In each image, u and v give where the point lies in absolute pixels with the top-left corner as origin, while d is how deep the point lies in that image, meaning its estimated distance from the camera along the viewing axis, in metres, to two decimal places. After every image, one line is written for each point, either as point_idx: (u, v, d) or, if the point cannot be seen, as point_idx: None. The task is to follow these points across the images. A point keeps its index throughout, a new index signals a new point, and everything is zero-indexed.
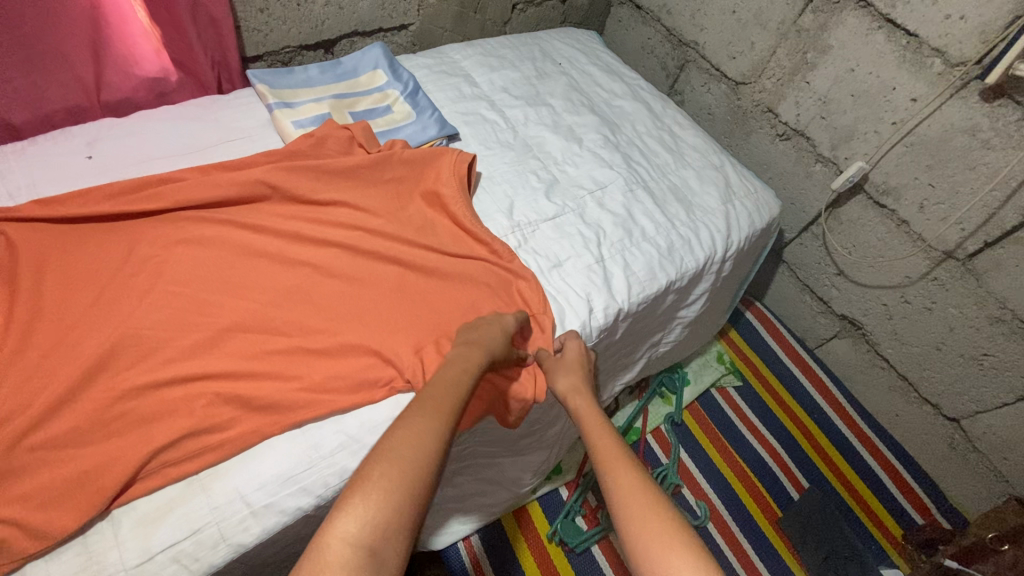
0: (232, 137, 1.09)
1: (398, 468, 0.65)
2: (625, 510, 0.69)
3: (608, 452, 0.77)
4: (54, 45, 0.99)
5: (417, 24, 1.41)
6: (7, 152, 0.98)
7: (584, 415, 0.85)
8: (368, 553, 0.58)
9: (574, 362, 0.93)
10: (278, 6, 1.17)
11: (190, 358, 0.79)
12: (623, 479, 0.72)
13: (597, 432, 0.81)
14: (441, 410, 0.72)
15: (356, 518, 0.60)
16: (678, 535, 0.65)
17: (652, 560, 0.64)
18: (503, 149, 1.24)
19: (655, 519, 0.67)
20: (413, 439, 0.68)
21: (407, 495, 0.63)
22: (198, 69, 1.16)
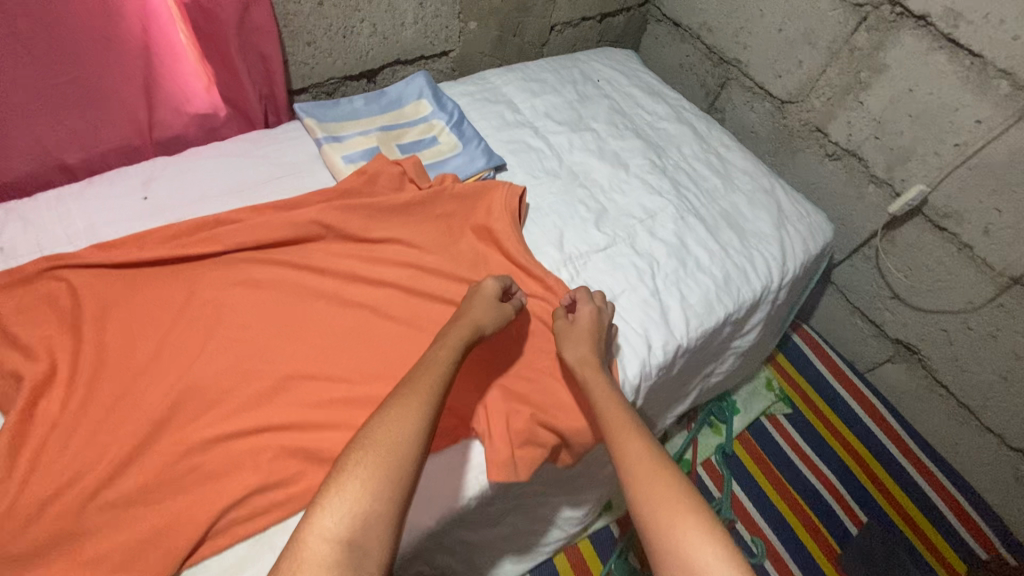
0: (282, 174, 1.09)
1: (378, 459, 0.65)
2: (635, 480, 0.71)
3: (618, 424, 0.78)
4: (109, 86, 1.01)
5: (457, 50, 1.39)
6: (64, 194, 0.97)
7: (592, 385, 0.83)
8: (345, 544, 0.60)
9: (585, 330, 0.89)
10: (324, 39, 1.15)
11: (254, 410, 0.78)
12: (631, 450, 0.74)
13: (606, 404, 0.81)
14: (423, 392, 0.71)
15: (332, 512, 0.61)
16: (684, 503, 0.68)
17: (661, 527, 0.66)
18: (549, 178, 1.22)
19: (664, 487, 0.69)
20: (390, 429, 0.67)
21: (382, 484, 0.64)
22: (247, 105, 1.16)
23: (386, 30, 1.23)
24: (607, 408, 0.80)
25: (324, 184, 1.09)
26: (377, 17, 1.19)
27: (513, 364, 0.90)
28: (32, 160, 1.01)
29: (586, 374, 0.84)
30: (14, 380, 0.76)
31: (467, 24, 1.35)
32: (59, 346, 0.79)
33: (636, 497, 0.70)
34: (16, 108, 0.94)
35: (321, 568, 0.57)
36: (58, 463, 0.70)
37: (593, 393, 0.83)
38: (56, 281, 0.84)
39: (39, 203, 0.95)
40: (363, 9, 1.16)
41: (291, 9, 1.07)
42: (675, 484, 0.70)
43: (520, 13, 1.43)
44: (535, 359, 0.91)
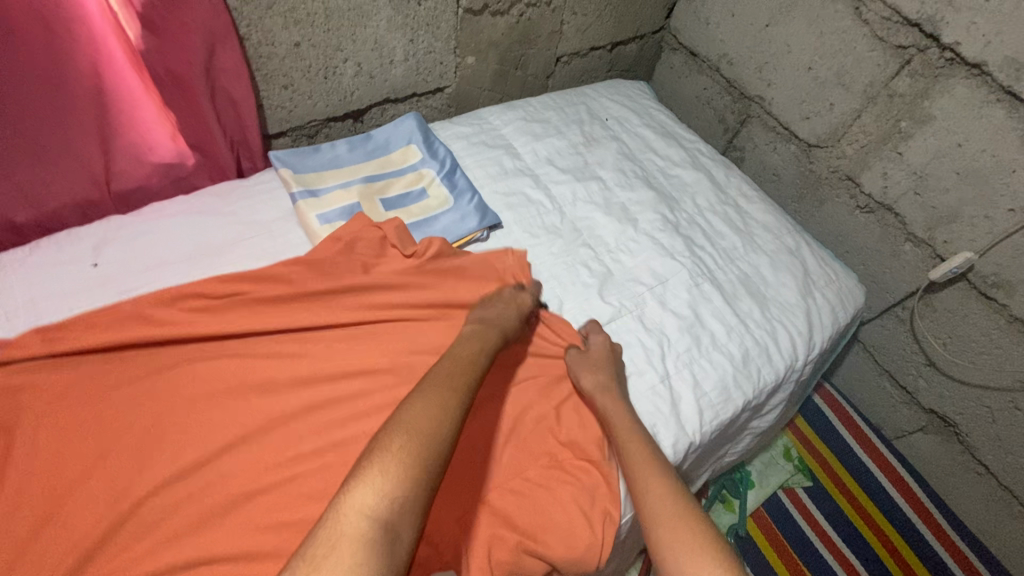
0: (251, 234, 0.98)
1: (415, 441, 0.62)
2: (658, 518, 0.71)
3: (642, 459, 0.78)
4: (56, 136, 0.89)
5: (453, 86, 1.28)
6: (4, 263, 0.88)
7: (613, 413, 0.83)
8: (379, 525, 0.55)
9: (601, 356, 0.89)
10: (303, 81, 1.04)
11: (196, 536, 0.67)
12: (654, 487, 0.74)
13: (626, 436, 0.80)
14: (453, 383, 0.71)
15: (372, 489, 0.57)
16: (708, 543, 0.68)
17: (682, 572, 0.66)
18: (550, 237, 1.10)
19: (688, 528, 0.69)
20: (424, 414, 0.65)
21: (417, 464, 0.60)
22: (216, 153, 1.04)
23: (373, 69, 1.11)
24: (629, 442, 0.80)
25: (299, 248, 0.99)
26: (362, 56, 1.07)
27: (500, 472, 0.78)
28: None
29: (608, 405, 0.83)
30: None
31: (464, 59, 1.23)
32: None
33: (659, 537, 0.70)
34: None
35: (352, 545, 0.53)
36: None
37: (615, 425, 0.82)
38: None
39: None
40: (346, 48, 1.04)
41: (263, 51, 0.96)
42: (698, 524, 0.70)
43: (523, 45, 1.30)
44: (524, 466, 0.80)
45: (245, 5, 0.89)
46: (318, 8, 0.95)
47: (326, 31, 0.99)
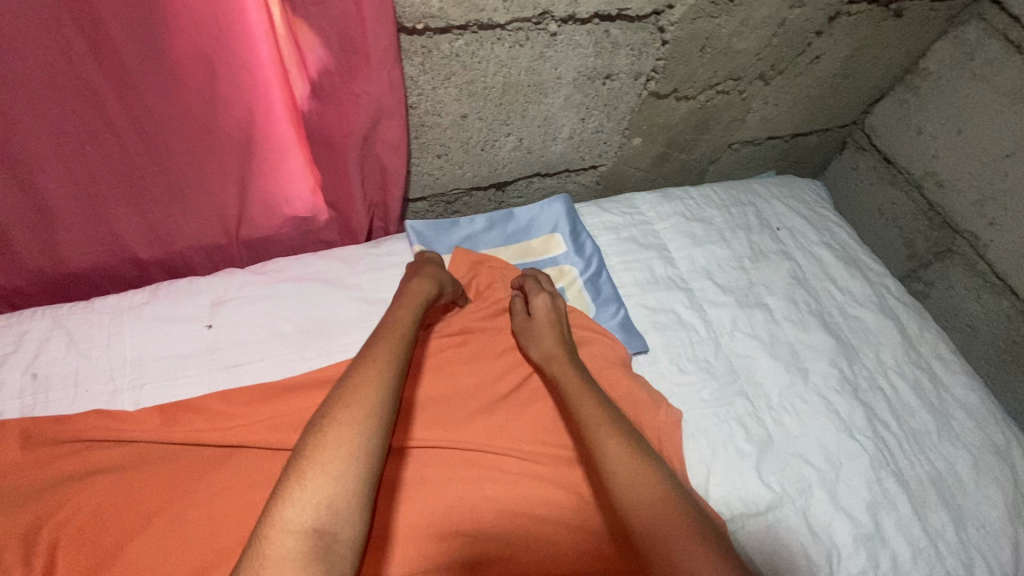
0: (372, 317, 0.87)
1: (352, 428, 0.57)
2: (620, 483, 0.66)
3: (594, 419, 0.72)
4: (197, 180, 0.83)
5: (609, 165, 1.11)
6: (122, 307, 0.81)
7: (564, 384, 0.77)
8: (317, 530, 0.51)
9: (548, 314, 0.85)
10: (460, 151, 0.92)
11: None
12: (619, 454, 0.68)
13: (579, 398, 0.75)
14: (390, 353, 0.67)
15: (296, 501, 0.52)
16: (675, 509, 0.64)
17: (657, 538, 0.62)
18: (702, 377, 0.90)
19: (649, 492, 0.65)
20: (357, 394, 0.61)
21: (354, 454, 0.56)
22: (351, 214, 0.93)
23: (534, 144, 0.97)
24: (582, 401, 0.74)
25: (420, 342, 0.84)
26: (526, 131, 0.94)
27: None
28: (99, 253, 0.85)
29: (563, 369, 0.79)
30: None
31: (631, 140, 1.07)
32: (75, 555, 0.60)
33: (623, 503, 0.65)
34: (90, 198, 0.79)
35: (288, 565, 0.48)
36: None
37: (570, 388, 0.76)
38: (83, 459, 0.67)
39: (93, 314, 0.80)
40: (512, 123, 0.91)
41: (428, 120, 0.84)
42: (654, 481, 0.66)
43: (698, 131, 1.12)
44: None
45: (423, 74, 0.77)
46: (496, 82, 0.82)
47: (497, 105, 0.86)
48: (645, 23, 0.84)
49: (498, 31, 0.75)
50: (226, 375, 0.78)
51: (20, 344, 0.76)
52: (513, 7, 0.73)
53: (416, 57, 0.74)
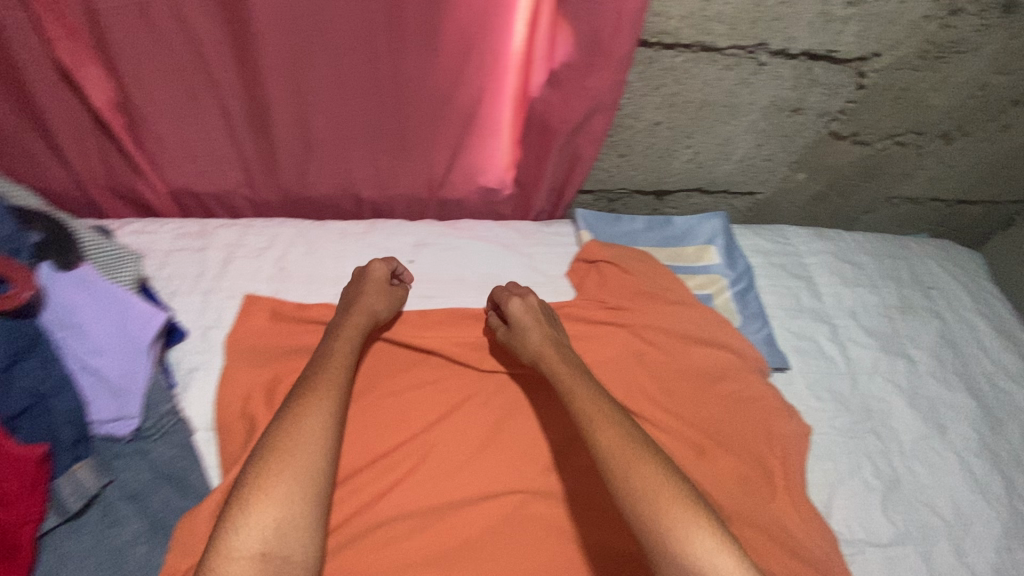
0: (540, 284, 0.97)
1: (300, 451, 0.60)
2: (620, 464, 0.62)
3: (589, 403, 0.69)
4: (424, 140, 0.99)
5: (766, 195, 1.16)
6: (347, 232, 0.97)
7: (558, 376, 0.74)
8: (266, 556, 0.54)
9: (527, 317, 0.82)
10: (641, 155, 1.01)
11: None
12: (614, 437, 0.65)
13: (570, 382, 0.73)
14: (335, 381, 0.68)
15: (242, 528, 0.55)
16: (681, 494, 0.60)
17: (662, 527, 0.57)
18: (837, 407, 0.92)
19: (647, 475, 0.61)
20: (302, 421, 0.63)
21: (304, 477, 0.59)
22: (534, 192, 1.05)
23: (706, 161, 1.05)
24: (575, 386, 0.72)
25: (577, 315, 0.91)
26: (704, 147, 1.01)
27: None
28: (332, 185, 1.03)
29: (551, 362, 0.76)
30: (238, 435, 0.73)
31: (796, 174, 1.11)
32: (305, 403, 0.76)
33: (623, 489, 0.61)
34: (344, 139, 0.97)
35: None
36: None
37: (560, 377, 0.74)
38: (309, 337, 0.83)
39: (324, 231, 0.96)
40: (695, 137, 0.99)
41: (626, 122, 0.94)
42: (658, 466, 0.62)
43: (863, 178, 1.15)
44: None
45: (639, 82, 0.88)
46: (696, 98, 0.91)
47: (689, 119, 0.95)
48: (847, 66, 0.90)
49: (715, 54, 0.84)
50: (419, 303, 0.92)
51: (270, 242, 0.93)
52: (737, 35, 0.82)
53: (640, 66, 0.85)
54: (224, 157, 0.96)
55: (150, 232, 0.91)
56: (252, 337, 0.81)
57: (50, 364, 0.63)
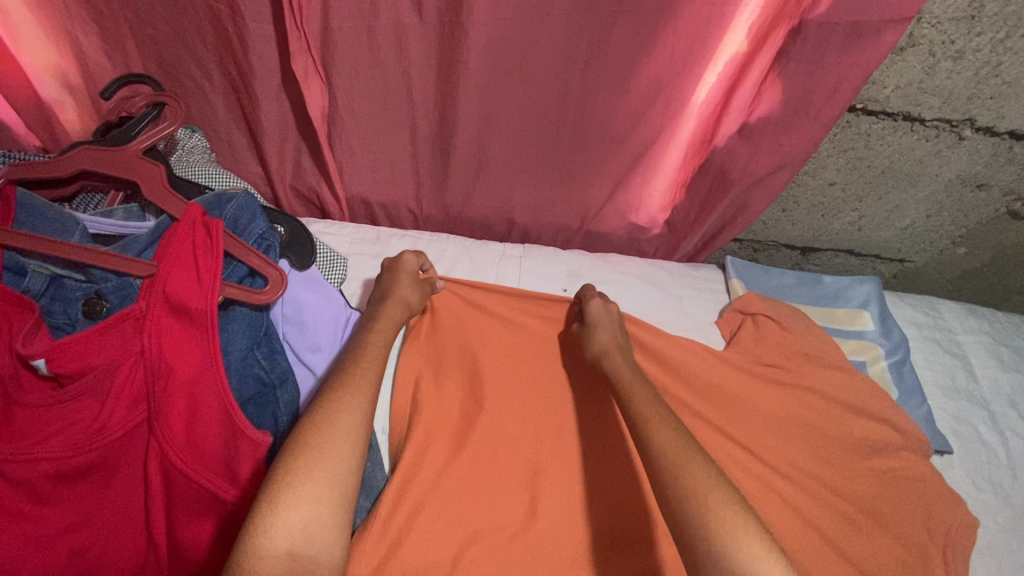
0: (689, 330, 0.97)
1: (333, 445, 0.53)
2: (670, 457, 0.59)
3: (646, 400, 0.67)
4: (589, 173, 1.00)
5: (917, 264, 1.13)
6: (506, 254, 1.01)
7: (621, 376, 0.72)
8: (292, 556, 0.48)
9: (603, 318, 0.82)
10: (804, 211, 1.01)
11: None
12: (667, 434, 0.61)
13: (631, 382, 0.71)
14: (367, 377, 0.61)
15: (272, 526, 0.48)
16: (732, 499, 0.55)
17: (712, 529, 0.53)
18: (1001, 500, 0.87)
19: (701, 471, 0.57)
20: (333, 414, 0.55)
21: (335, 473, 0.52)
22: (687, 235, 1.06)
23: (867, 225, 1.03)
24: (636, 390, 0.69)
25: (733, 364, 0.90)
26: (871, 211, 1.00)
27: None
28: (491, 207, 1.07)
29: (613, 363, 0.75)
30: (414, 444, 0.76)
31: (955, 248, 1.08)
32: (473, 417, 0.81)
33: (671, 485, 0.57)
34: (515, 164, 1.00)
35: None
36: (410, 559, 0.68)
37: (622, 377, 0.72)
38: (476, 356, 0.87)
39: (486, 252, 1.01)
40: (865, 201, 0.98)
41: (801, 179, 0.94)
42: (709, 470, 0.58)
43: None
44: None
45: (828, 144, 0.87)
46: (881, 164, 0.90)
47: (865, 182, 0.94)
48: None
49: (916, 124, 0.83)
50: None
51: (438, 256, 0.99)
52: (946, 109, 0.80)
53: (836, 128, 0.84)
54: (402, 168, 1.01)
55: (333, 233, 0.98)
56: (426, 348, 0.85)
57: (278, 356, 0.66)
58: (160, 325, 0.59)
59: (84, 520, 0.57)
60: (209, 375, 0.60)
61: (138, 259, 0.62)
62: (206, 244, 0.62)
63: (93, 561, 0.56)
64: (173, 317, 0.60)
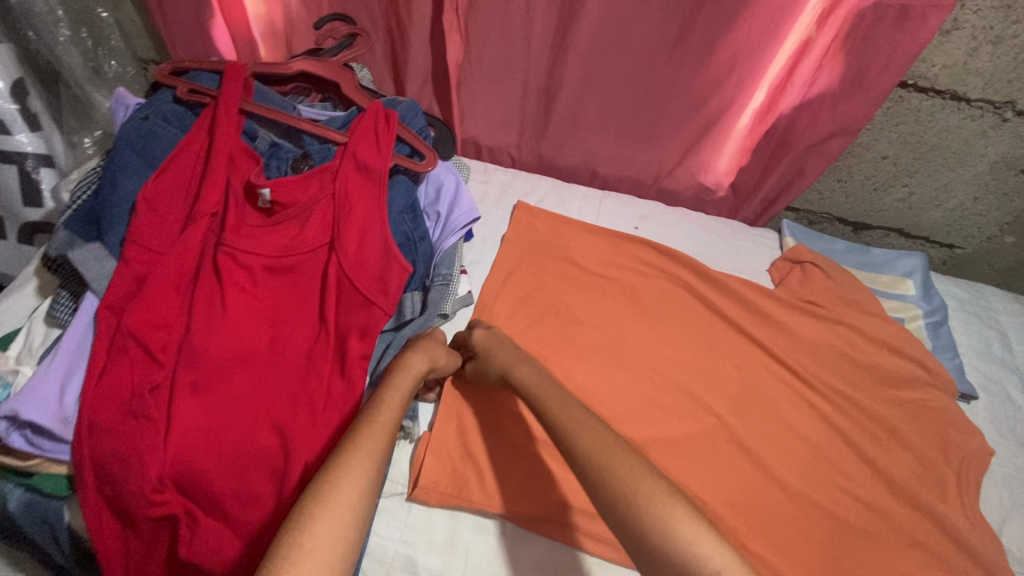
0: (742, 271, 1.11)
1: (345, 499, 0.52)
2: (595, 458, 0.60)
3: (564, 410, 0.67)
4: (666, 135, 1.18)
5: (966, 251, 1.23)
6: (589, 195, 1.20)
7: (530, 388, 0.72)
8: None
9: (494, 339, 0.82)
10: (857, 184, 1.14)
11: None
12: (588, 436, 0.62)
13: (541, 387, 0.71)
14: (379, 437, 0.59)
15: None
16: (656, 481, 0.56)
17: (642, 510, 0.54)
18: (1020, 447, 0.95)
19: (625, 463, 0.58)
20: (350, 466, 0.54)
21: (347, 528, 0.50)
22: (747, 198, 1.22)
23: (917, 204, 1.15)
24: (550, 394, 0.70)
25: (780, 298, 1.03)
26: (920, 189, 1.12)
27: None
28: (579, 158, 1.27)
29: (521, 375, 0.75)
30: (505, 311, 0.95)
31: (1003, 237, 1.17)
32: (553, 305, 0.99)
33: (606, 487, 0.57)
34: (605, 122, 1.19)
35: None
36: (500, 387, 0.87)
37: (533, 387, 0.72)
38: (558, 264, 1.05)
39: (573, 191, 1.20)
40: (914, 178, 1.10)
41: (855, 150, 1.08)
42: (637, 464, 0.58)
43: None
44: None
45: (882, 117, 1.02)
46: (930, 141, 1.03)
47: (914, 159, 1.07)
48: None
49: (962, 103, 0.96)
50: None
51: (532, 189, 1.18)
52: (989, 90, 0.94)
53: (889, 102, 0.99)
54: (511, 117, 1.23)
55: None
56: (519, 250, 1.05)
57: (420, 221, 0.89)
58: (347, 177, 0.82)
59: (280, 301, 0.79)
60: (377, 217, 0.82)
61: (338, 132, 0.86)
62: (384, 127, 0.85)
63: (284, 330, 0.78)
64: (357, 172, 0.83)
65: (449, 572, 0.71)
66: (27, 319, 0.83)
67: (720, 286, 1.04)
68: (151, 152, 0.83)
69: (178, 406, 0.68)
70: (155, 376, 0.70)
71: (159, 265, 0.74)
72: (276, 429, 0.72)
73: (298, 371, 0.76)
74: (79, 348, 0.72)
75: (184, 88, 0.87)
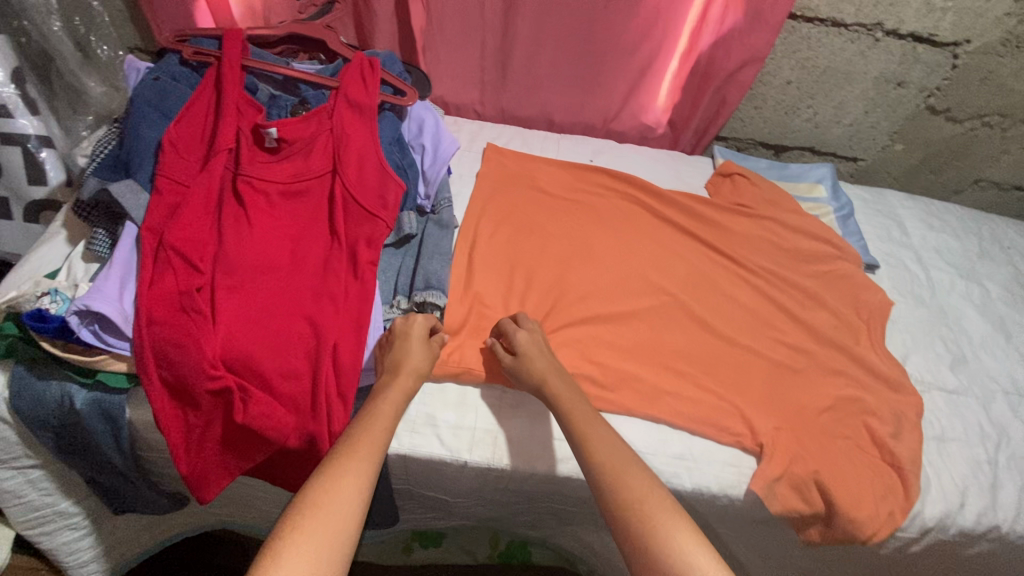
0: (684, 188, 1.30)
1: (333, 502, 0.61)
2: (611, 474, 0.69)
3: (588, 424, 0.76)
4: (608, 81, 1.36)
5: (867, 161, 1.45)
6: (549, 137, 1.37)
7: (566, 408, 0.79)
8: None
9: (534, 349, 0.86)
10: (771, 109, 1.35)
11: (601, 337, 0.98)
12: (604, 449, 0.71)
13: (571, 401, 0.80)
14: (371, 449, 0.68)
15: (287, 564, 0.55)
16: (661, 494, 0.66)
17: (644, 514, 0.64)
18: (916, 302, 1.17)
19: (640, 484, 0.67)
20: (340, 472, 0.64)
21: (334, 524, 0.60)
22: (683, 130, 1.41)
23: (821, 123, 1.37)
24: (578, 411, 0.78)
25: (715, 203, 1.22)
26: (822, 108, 1.34)
27: (813, 421, 0.93)
28: (536, 109, 1.44)
29: (555, 390, 0.81)
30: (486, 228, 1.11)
31: (894, 145, 1.41)
32: (526, 221, 1.15)
33: (614, 493, 0.67)
34: (555, 74, 1.36)
35: None
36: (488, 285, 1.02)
37: (565, 404, 0.79)
38: (527, 191, 1.21)
39: (534, 135, 1.37)
40: (815, 99, 1.32)
41: (765, 79, 1.29)
42: (643, 477, 0.68)
43: (952, 156, 1.42)
44: (834, 431, 0.93)
45: (782, 46, 1.23)
46: (822, 64, 1.25)
47: (813, 82, 1.28)
48: (944, 49, 1.21)
49: (842, 28, 1.19)
50: None
51: (499, 135, 1.35)
52: (861, 14, 1.16)
53: (784, 33, 1.20)
54: (473, 77, 1.39)
55: None
56: (492, 181, 1.20)
57: (406, 152, 1.03)
58: (342, 114, 0.97)
59: (295, 220, 0.92)
60: (371, 145, 0.97)
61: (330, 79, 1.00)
62: (370, 72, 1.00)
63: (301, 243, 0.91)
64: (350, 109, 0.98)
65: (463, 422, 0.87)
66: (66, 260, 0.92)
67: (665, 198, 1.22)
68: (166, 104, 0.95)
69: (221, 301, 0.81)
70: (197, 280, 0.82)
71: (189, 192, 0.87)
72: (306, 319, 0.85)
73: (318, 275, 0.90)
74: (128, 264, 0.83)
75: (190, 51, 1.00)
